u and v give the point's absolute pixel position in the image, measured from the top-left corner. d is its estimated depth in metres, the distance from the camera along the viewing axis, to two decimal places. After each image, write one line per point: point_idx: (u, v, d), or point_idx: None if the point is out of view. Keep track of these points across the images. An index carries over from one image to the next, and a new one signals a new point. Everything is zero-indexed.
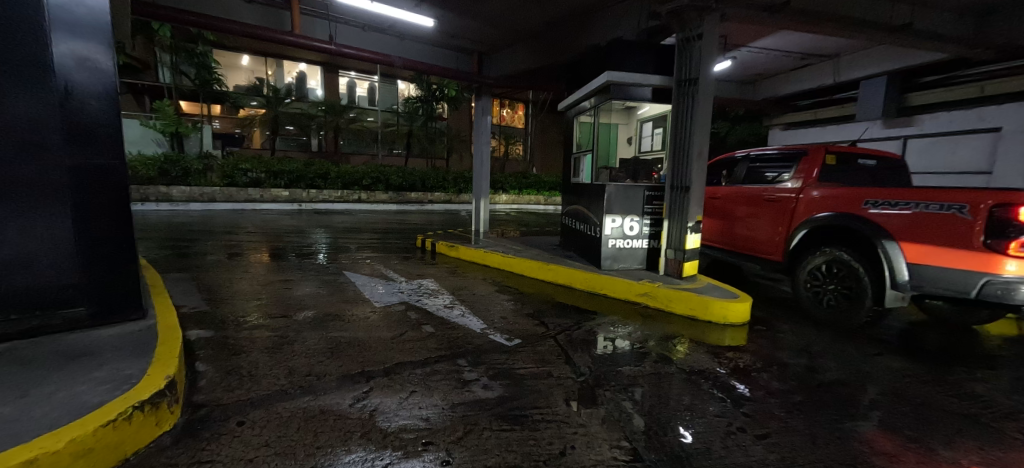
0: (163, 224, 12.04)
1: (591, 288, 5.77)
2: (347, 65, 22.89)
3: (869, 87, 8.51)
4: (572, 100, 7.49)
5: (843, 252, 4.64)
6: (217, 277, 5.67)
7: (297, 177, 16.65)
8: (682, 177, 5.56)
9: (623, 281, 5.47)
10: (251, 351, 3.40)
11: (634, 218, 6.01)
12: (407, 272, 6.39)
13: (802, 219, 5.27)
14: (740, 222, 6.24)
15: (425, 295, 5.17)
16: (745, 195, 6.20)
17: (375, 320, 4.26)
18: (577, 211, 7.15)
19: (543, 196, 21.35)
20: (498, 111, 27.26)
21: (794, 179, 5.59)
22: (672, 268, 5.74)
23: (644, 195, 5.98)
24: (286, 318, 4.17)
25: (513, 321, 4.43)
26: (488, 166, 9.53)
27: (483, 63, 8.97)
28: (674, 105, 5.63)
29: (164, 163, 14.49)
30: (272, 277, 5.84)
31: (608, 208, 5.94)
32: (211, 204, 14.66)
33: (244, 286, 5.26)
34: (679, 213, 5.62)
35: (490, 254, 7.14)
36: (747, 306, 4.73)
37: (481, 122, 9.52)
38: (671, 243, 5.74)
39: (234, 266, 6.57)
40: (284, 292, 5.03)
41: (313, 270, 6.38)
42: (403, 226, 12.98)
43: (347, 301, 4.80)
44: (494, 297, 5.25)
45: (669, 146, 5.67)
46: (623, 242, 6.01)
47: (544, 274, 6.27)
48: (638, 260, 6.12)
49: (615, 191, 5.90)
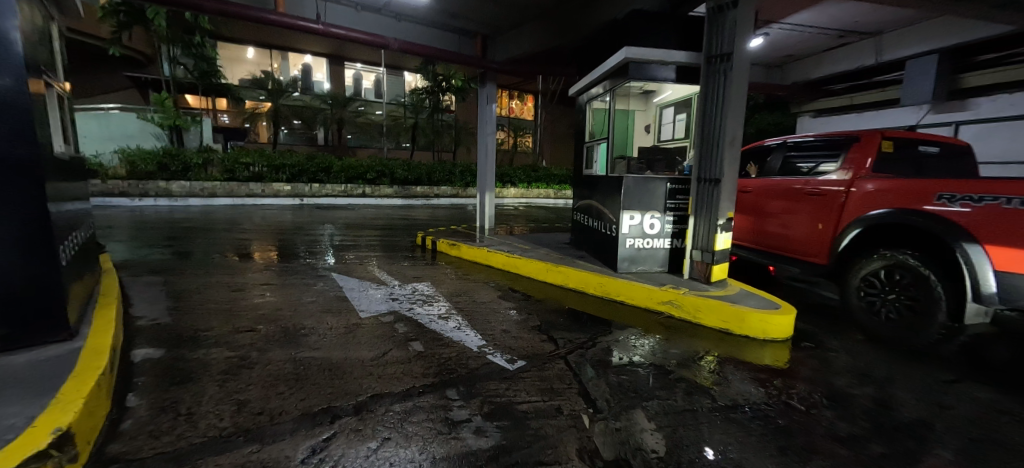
0: (158, 221, 11.62)
1: (607, 294, 5.11)
2: (353, 57, 22.42)
3: (917, 67, 7.65)
4: (585, 83, 6.78)
5: (907, 257, 3.96)
6: (192, 280, 5.13)
7: (299, 171, 16.18)
8: (712, 168, 4.87)
9: (644, 287, 4.81)
10: (200, 377, 2.84)
11: (655, 215, 5.32)
12: (402, 274, 5.80)
13: (855, 216, 4.56)
14: (777, 219, 5.55)
15: (417, 303, 4.56)
16: (781, 189, 5.50)
17: (355, 334, 3.67)
18: (591, 206, 6.49)
19: (553, 189, 20.69)
20: (507, 102, 26.63)
21: (841, 170, 4.89)
22: (700, 271, 5.07)
23: (666, 189, 5.27)
24: (253, 333, 3.58)
25: (517, 337, 3.80)
26: (493, 157, 8.90)
27: (488, 46, 8.34)
28: (703, 86, 4.93)
29: (163, 158, 14.11)
30: (253, 280, 5.29)
31: (625, 203, 5.26)
32: (210, 200, 14.21)
33: (218, 291, 4.70)
34: (707, 209, 4.94)
35: (494, 253, 6.52)
36: (791, 319, 4.05)
37: (485, 111, 8.87)
38: (698, 243, 5.06)
39: (217, 266, 6.05)
40: (261, 300, 4.46)
41: (300, 272, 5.81)
42: (405, 222, 12.43)
43: (328, 311, 4.22)
44: (496, 306, 4.61)
45: (695, 132, 4.99)
46: (642, 242, 5.34)
47: (553, 277, 5.63)
48: (660, 262, 5.43)
49: (634, 185, 5.21)
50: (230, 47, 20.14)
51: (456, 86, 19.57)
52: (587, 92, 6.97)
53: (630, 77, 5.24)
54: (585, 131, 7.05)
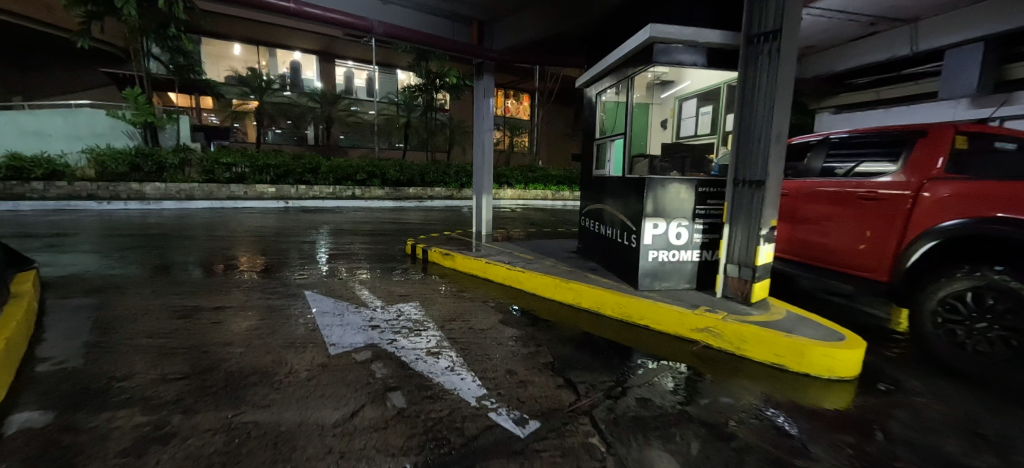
0: (127, 226, 10.75)
1: (627, 317, 4.33)
2: (344, 54, 21.61)
3: (958, 58, 6.94)
4: (596, 73, 6.00)
5: (1005, 277, 3.21)
6: (134, 302, 4.32)
7: (285, 172, 15.33)
8: (753, 168, 4.11)
9: (673, 310, 4.03)
10: (87, 463, 2.04)
11: (683, 223, 4.55)
12: (387, 292, 5.00)
13: (927, 225, 3.82)
14: (821, 227, 4.80)
15: (402, 332, 3.76)
16: (825, 192, 4.77)
17: (320, 382, 2.86)
18: (603, 212, 5.72)
19: (551, 190, 19.99)
20: (503, 101, 25.91)
21: (904, 171, 4.15)
22: (737, 290, 4.31)
23: (696, 192, 4.51)
24: (184, 385, 2.77)
25: (525, 381, 3.00)
26: (490, 157, 8.13)
27: (486, 34, 7.55)
28: (742, 72, 4.17)
29: (136, 158, 13.21)
30: (208, 300, 4.48)
31: (649, 208, 4.48)
32: (186, 202, 13.22)
33: (160, 319, 3.89)
34: (748, 216, 4.17)
35: (492, 265, 5.72)
36: (861, 354, 3.28)
37: (482, 105, 8.08)
38: (735, 257, 4.31)
39: (172, 282, 5.23)
40: (208, 331, 3.64)
41: (269, 289, 5.00)
42: (396, 226, 11.64)
43: (289, 345, 3.40)
44: (496, 334, 3.81)
45: (733, 126, 4.23)
46: (667, 254, 4.56)
47: (562, 294, 4.86)
48: (687, 277, 4.65)
49: (659, 188, 4.45)
50: (215, 43, 19.29)
51: (450, 83, 18.76)
52: (598, 83, 6.18)
53: (655, 59, 4.46)
54: (596, 127, 6.27)
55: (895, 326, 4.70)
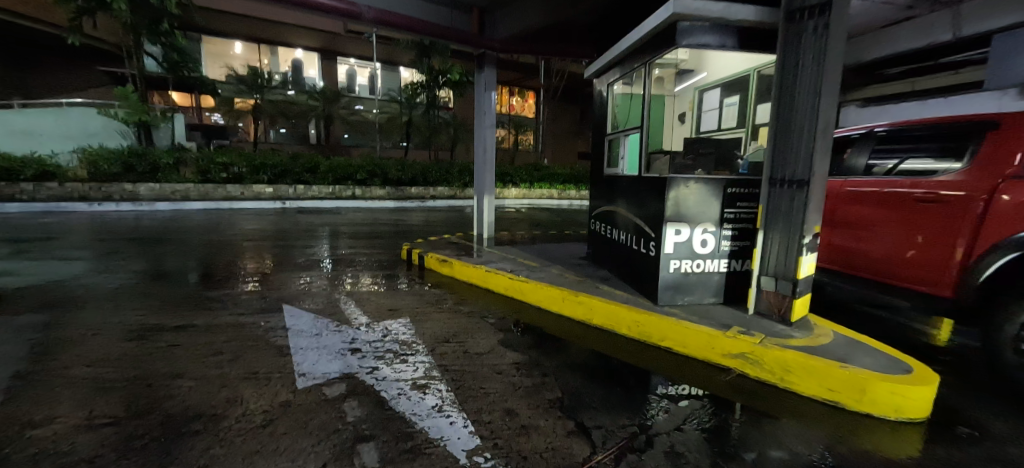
0: (116, 228, 10.32)
1: (645, 338, 3.78)
2: (346, 52, 21.20)
3: (1005, 44, 6.30)
4: (607, 61, 5.43)
5: None
6: (88, 318, 3.82)
7: (282, 172, 14.92)
8: (794, 166, 3.55)
9: (700, 332, 3.47)
10: None
11: (709, 229, 3.97)
12: (374, 305, 4.48)
13: (1002, 234, 3.28)
14: (872, 234, 4.30)
15: (384, 358, 3.23)
16: (876, 195, 4.27)
17: (276, 430, 2.33)
18: (615, 215, 5.18)
19: (556, 189, 19.43)
20: (507, 99, 25.41)
21: (969, 170, 3.61)
22: (773, 306, 3.76)
23: (724, 193, 3.94)
24: (109, 436, 2.25)
25: (527, 427, 2.45)
26: (492, 155, 7.61)
27: (487, 22, 7.01)
28: (782, 54, 3.61)
29: (129, 158, 12.80)
30: (172, 315, 3.98)
31: (671, 212, 3.91)
32: (180, 203, 12.80)
33: (109, 341, 3.39)
34: (788, 222, 3.61)
35: (493, 274, 5.19)
36: (933, 391, 2.71)
37: (483, 100, 7.54)
38: (771, 268, 3.75)
39: (140, 292, 4.74)
40: (160, 357, 3.13)
41: (244, 301, 4.49)
42: (396, 228, 11.15)
43: (249, 377, 2.88)
44: (495, 360, 3.27)
45: (770, 117, 3.68)
46: (690, 265, 4.00)
47: (571, 309, 4.31)
48: (712, 291, 4.08)
49: (682, 189, 3.89)
50: (216, 41, 18.97)
51: (453, 79, 18.24)
52: (609, 72, 5.61)
53: (679, 40, 3.88)
54: (607, 121, 5.70)
55: (942, 343, 4.14)
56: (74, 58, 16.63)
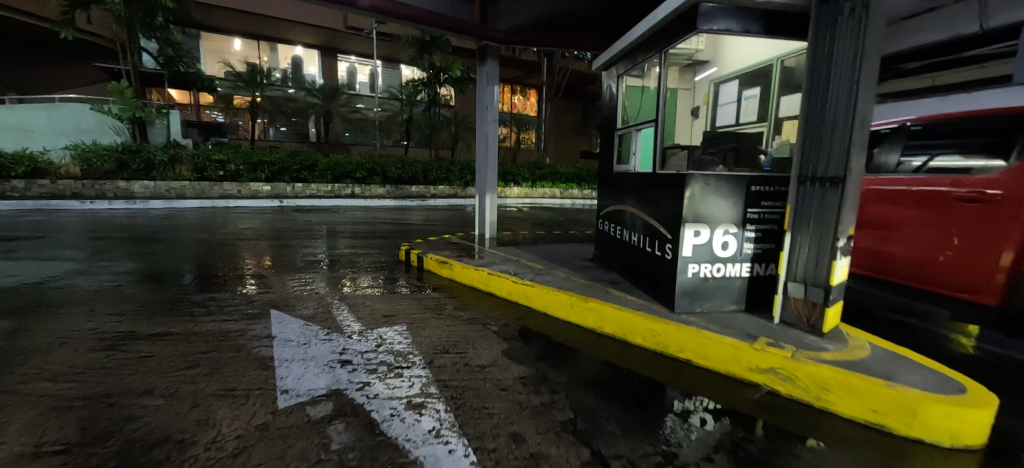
0: (107, 227, 10.02)
1: (662, 349, 3.48)
2: (346, 48, 20.90)
3: None
4: (617, 51, 5.11)
5: None
6: (57, 325, 3.52)
7: (280, 169, 14.64)
8: (827, 161, 3.24)
9: (725, 343, 3.17)
10: None
11: (731, 230, 3.66)
12: (369, 311, 4.18)
13: None
14: (908, 237, 4.17)
15: (376, 373, 2.92)
16: (911, 196, 4.13)
17: (250, 460, 2.03)
18: (625, 216, 4.87)
19: (558, 188, 19.15)
20: (509, 97, 25.16)
21: (1014, 169, 3.47)
22: (801, 315, 3.47)
23: (747, 192, 3.63)
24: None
25: (537, 457, 2.15)
26: (495, 152, 7.31)
27: (490, 12, 6.70)
28: (812, 40, 3.31)
29: (123, 154, 12.51)
30: (150, 322, 3.68)
31: (690, 212, 3.61)
32: (175, 201, 12.50)
33: (76, 351, 3.08)
34: (820, 222, 3.30)
35: (496, 277, 4.88)
36: (993, 414, 2.41)
37: (486, 94, 7.23)
38: (798, 273, 3.46)
39: (119, 295, 4.43)
40: (128, 371, 2.82)
41: (229, 306, 4.19)
42: (395, 227, 10.88)
43: (224, 394, 2.58)
44: (499, 375, 2.98)
45: (799, 109, 3.38)
46: (710, 269, 3.69)
47: (580, 316, 4.01)
48: (733, 297, 3.78)
49: (702, 187, 3.58)
50: (216, 38, 18.79)
51: (455, 76, 17.92)
52: (619, 64, 5.29)
53: (699, 25, 3.55)
54: (618, 115, 5.38)
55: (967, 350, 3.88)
56: (69, 53, 16.33)
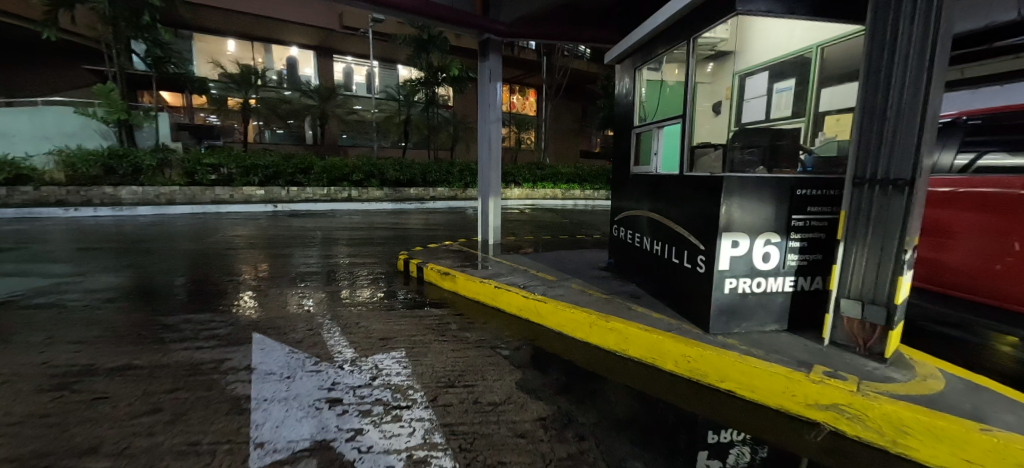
0: (92, 235, 9.58)
1: (699, 377, 3.03)
2: (342, 49, 20.45)
3: None
4: (632, 42, 4.68)
5: None
6: (4, 359, 3.07)
7: (274, 173, 14.19)
8: (891, 160, 2.80)
9: (776, 374, 2.72)
10: None
11: (773, 240, 3.22)
12: (363, 333, 3.74)
13: None
14: (971, 250, 3.93)
15: (370, 417, 2.47)
16: (972, 206, 3.90)
17: None
18: (644, 222, 4.44)
19: (560, 189, 18.70)
20: (508, 97, 24.79)
21: None
22: (856, 335, 3.05)
23: (791, 196, 3.18)
24: None
25: None
26: (498, 153, 6.88)
27: (491, 3, 6.27)
28: (870, 22, 2.88)
29: (109, 159, 12.05)
30: (113, 351, 3.24)
31: (727, 220, 3.16)
32: (164, 207, 12.04)
33: (17, 392, 2.64)
34: (882, 231, 2.86)
35: (503, 291, 4.44)
36: None
37: (488, 92, 6.79)
38: (854, 289, 3.03)
39: (85, 317, 3.99)
40: (74, 420, 2.37)
41: (206, 329, 3.73)
42: (395, 233, 10.46)
43: (185, 451, 2.14)
44: (515, 416, 2.54)
45: (855, 100, 2.95)
46: (749, 284, 3.25)
47: (601, 337, 3.56)
48: (775, 316, 3.35)
49: (741, 191, 3.13)
50: (209, 39, 18.43)
51: (453, 75, 17.45)
52: (635, 56, 4.85)
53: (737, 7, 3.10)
54: (634, 112, 4.94)
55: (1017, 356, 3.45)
56: (55, 56, 15.85)
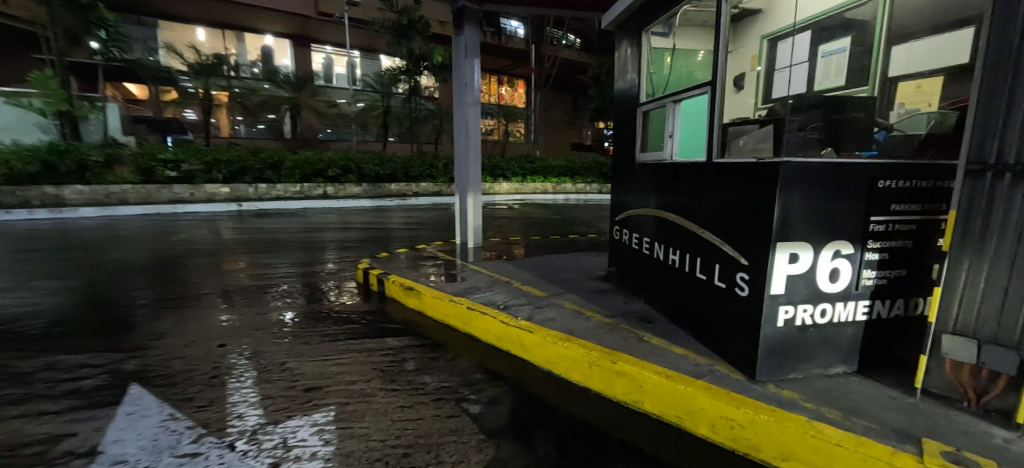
0: (21, 241, 8.45)
1: (749, 451, 2.12)
2: (320, 37, 19.21)
3: None
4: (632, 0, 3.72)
5: None
6: None
7: (240, 169, 13.09)
8: None
9: (874, 459, 1.80)
10: None
11: (844, 252, 2.32)
12: (286, 382, 2.77)
13: None
14: None
15: None
16: None
17: None
18: (654, 223, 3.52)
19: (551, 183, 17.71)
20: (496, 88, 23.78)
21: None
22: (965, 385, 2.16)
23: (870, 191, 2.27)
24: None
25: None
26: (477, 142, 5.90)
27: None
28: None
29: (50, 155, 10.81)
30: None
31: (783, 224, 2.24)
32: (112, 208, 10.89)
33: None
34: (1013, 242, 1.95)
35: (478, 314, 3.50)
36: None
37: (464, 69, 5.78)
38: (963, 322, 2.13)
39: None
40: None
41: (69, 381, 2.74)
42: (369, 233, 9.45)
43: None
44: None
45: (977, 51, 2.01)
46: (809, 313, 2.35)
47: (606, 383, 2.64)
48: (841, 353, 2.46)
49: (802, 184, 2.22)
50: (176, 28, 17.09)
51: (436, 64, 16.37)
52: (637, 19, 3.91)
53: None
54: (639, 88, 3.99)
55: None
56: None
